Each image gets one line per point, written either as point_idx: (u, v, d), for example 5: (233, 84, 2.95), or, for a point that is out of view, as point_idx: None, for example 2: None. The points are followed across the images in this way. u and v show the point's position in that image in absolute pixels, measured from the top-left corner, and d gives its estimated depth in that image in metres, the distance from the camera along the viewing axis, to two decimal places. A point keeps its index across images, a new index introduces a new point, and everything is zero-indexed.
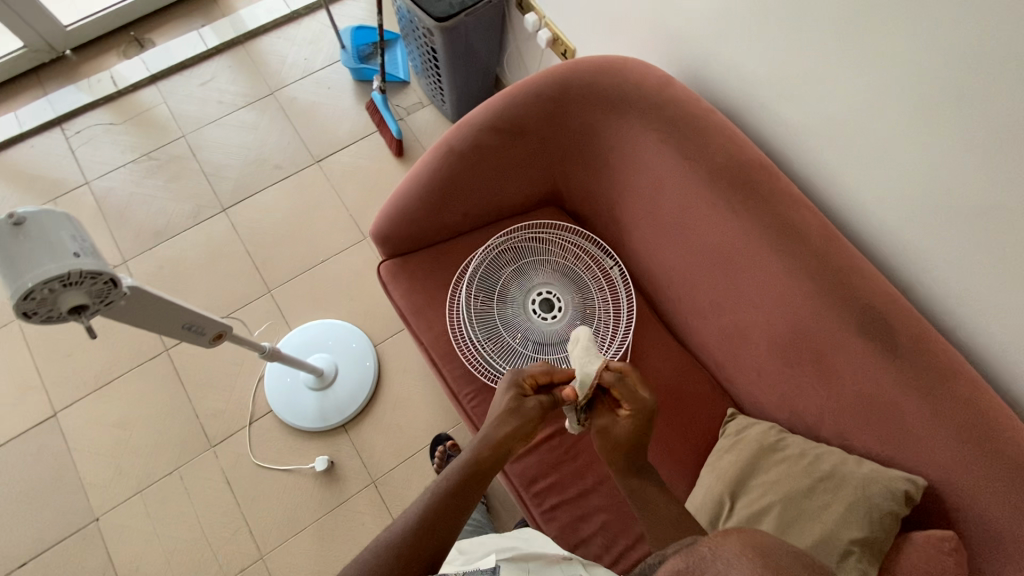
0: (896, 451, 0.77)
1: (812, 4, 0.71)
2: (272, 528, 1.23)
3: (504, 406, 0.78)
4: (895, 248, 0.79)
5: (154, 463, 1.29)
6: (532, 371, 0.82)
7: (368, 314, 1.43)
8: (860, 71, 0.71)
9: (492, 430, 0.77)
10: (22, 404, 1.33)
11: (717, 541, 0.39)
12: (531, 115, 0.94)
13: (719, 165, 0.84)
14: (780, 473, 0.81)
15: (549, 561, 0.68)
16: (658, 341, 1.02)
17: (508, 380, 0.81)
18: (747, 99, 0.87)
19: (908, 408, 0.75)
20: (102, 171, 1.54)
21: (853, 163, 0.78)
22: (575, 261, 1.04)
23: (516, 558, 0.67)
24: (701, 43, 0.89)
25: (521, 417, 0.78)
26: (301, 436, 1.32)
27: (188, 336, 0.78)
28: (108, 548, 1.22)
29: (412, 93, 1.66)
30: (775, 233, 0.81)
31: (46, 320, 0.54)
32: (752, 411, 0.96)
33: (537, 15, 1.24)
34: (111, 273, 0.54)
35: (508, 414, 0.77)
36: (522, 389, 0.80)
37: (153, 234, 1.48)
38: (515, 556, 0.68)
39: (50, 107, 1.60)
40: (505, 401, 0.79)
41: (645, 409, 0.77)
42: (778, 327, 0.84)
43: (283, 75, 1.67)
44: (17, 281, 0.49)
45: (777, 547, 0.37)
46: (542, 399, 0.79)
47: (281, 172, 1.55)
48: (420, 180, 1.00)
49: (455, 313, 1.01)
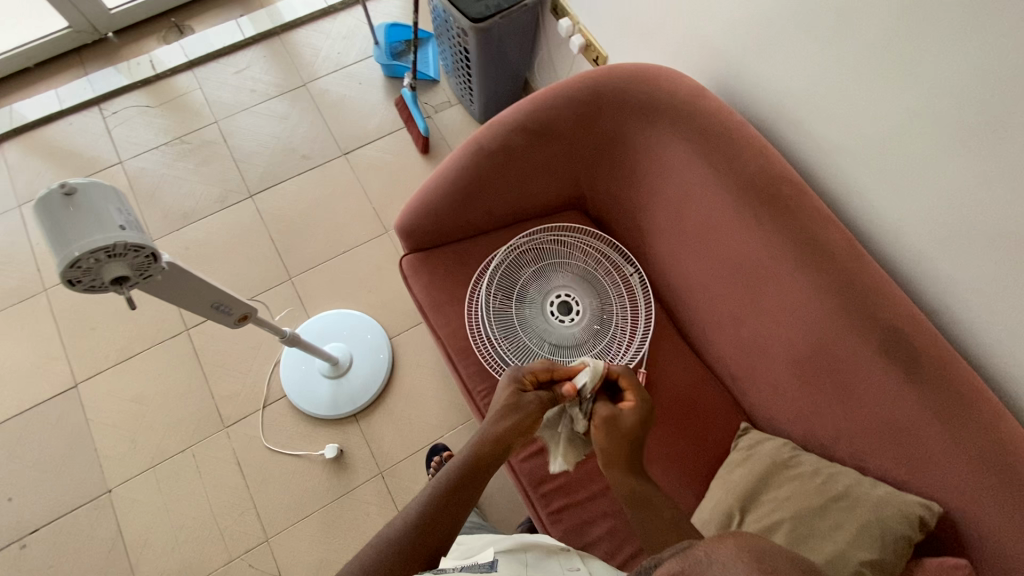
0: (912, 475, 0.76)
1: (853, 23, 0.71)
2: (279, 512, 1.25)
3: (505, 401, 0.81)
4: (921, 271, 0.79)
5: (169, 440, 1.31)
6: (533, 368, 0.85)
7: (385, 307, 1.45)
8: (897, 91, 0.70)
9: (490, 427, 0.80)
10: (45, 373, 1.36)
11: (713, 547, 0.39)
12: (562, 119, 0.95)
13: (748, 178, 0.84)
14: (792, 490, 0.80)
15: (547, 552, 0.69)
16: (674, 351, 1.02)
17: (509, 377, 0.84)
18: (778, 114, 0.88)
19: (928, 433, 0.74)
20: (135, 152, 1.58)
21: (883, 184, 0.77)
22: (595, 265, 1.05)
23: (514, 548, 0.68)
24: (736, 55, 0.90)
25: (521, 412, 0.80)
26: (313, 423, 1.33)
27: (215, 315, 0.80)
28: (119, 519, 1.24)
29: (441, 92, 1.68)
30: (801, 249, 0.81)
31: (89, 289, 0.56)
32: (765, 426, 0.95)
33: (572, 20, 1.27)
34: (153, 248, 0.56)
35: (507, 409, 0.80)
36: (522, 384, 0.83)
37: (181, 216, 1.51)
38: (513, 547, 0.69)
39: (89, 87, 1.64)
40: (506, 395, 0.82)
41: (648, 408, 0.82)
42: (798, 343, 0.84)
43: (316, 68, 1.69)
44: (65, 250, 0.51)
45: (773, 552, 0.38)
46: (542, 395, 0.82)
47: (309, 162, 1.58)
48: (448, 177, 1.01)
49: (474, 310, 1.02)
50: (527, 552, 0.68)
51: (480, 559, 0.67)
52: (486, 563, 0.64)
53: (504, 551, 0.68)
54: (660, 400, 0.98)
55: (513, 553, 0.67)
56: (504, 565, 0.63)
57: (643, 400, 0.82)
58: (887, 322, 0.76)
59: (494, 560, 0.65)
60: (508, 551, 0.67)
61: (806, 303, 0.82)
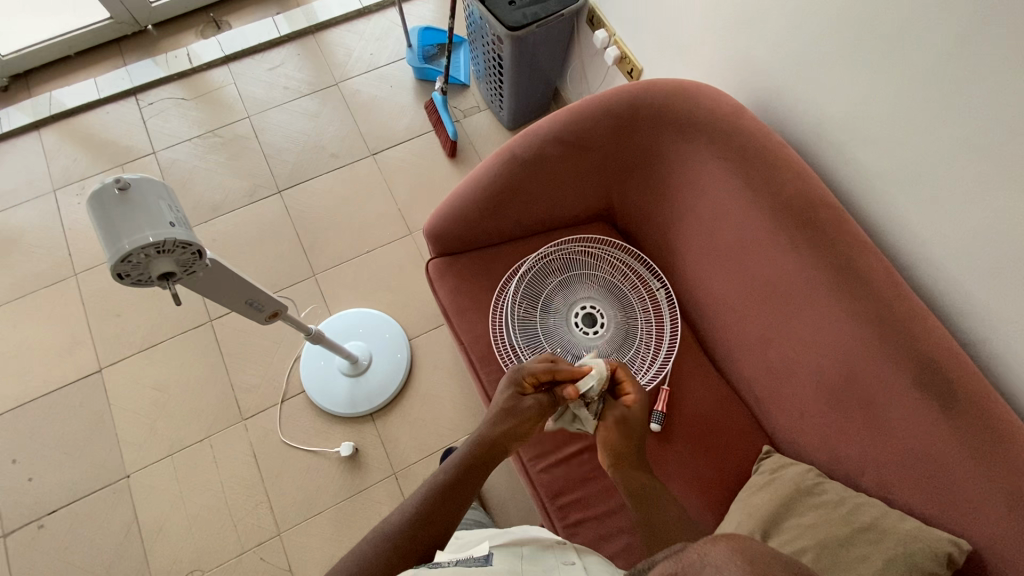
0: (940, 510, 0.75)
1: (901, 47, 0.70)
2: (292, 507, 1.26)
3: (502, 406, 0.85)
4: (958, 302, 0.77)
5: (187, 429, 1.32)
6: (532, 370, 0.87)
7: (405, 307, 1.45)
8: (943, 118, 0.69)
9: (488, 429, 0.84)
10: (71, 356, 1.39)
11: (707, 549, 0.38)
12: (598, 130, 0.95)
13: (784, 199, 0.83)
14: (817, 518, 0.79)
15: (542, 545, 0.69)
16: (698, 369, 1.01)
17: (510, 379, 0.87)
18: (817, 136, 0.87)
19: (959, 468, 0.73)
20: (168, 143, 1.61)
21: (923, 211, 0.76)
22: (621, 278, 1.04)
23: (509, 544, 0.67)
24: (777, 74, 0.89)
25: (516, 417, 0.84)
26: (329, 420, 1.34)
27: (248, 311, 0.81)
28: (135, 505, 1.26)
29: (471, 97, 1.69)
30: (836, 274, 0.80)
31: (136, 283, 0.57)
32: (787, 450, 0.94)
33: (607, 32, 1.28)
34: (199, 245, 0.57)
35: (504, 414, 0.84)
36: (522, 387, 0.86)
37: (210, 208, 1.53)
38: (509, 541, 0.69)
39: (127, 78, 1.68)
40: (503, 399, 0.85)
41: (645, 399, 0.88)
42: (827, 368, 0.83)
43: (348, 68, 1.71)
44: (117, 245, 0.52)
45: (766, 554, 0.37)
46: (541, 398, 0.86)
47: (337, 161, 1.60)
48: (479, 183, 1.02)
49: (498, 317, 1.02)
50: (524, 546, 0.68)
51: (475, 552, 0.66)
52: (482, 558, 0.63)
53: (499, 546, 0.67)
54: (682, 417, 0.97)
55: (508, 548, 0.66)
56: (500, 561, 0.62)
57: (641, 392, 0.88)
58: (923, 353, 0.75)
59: (490, 555, 0.64)
60: (504, 546, 0.66)
61: (839, 328, 0.81)
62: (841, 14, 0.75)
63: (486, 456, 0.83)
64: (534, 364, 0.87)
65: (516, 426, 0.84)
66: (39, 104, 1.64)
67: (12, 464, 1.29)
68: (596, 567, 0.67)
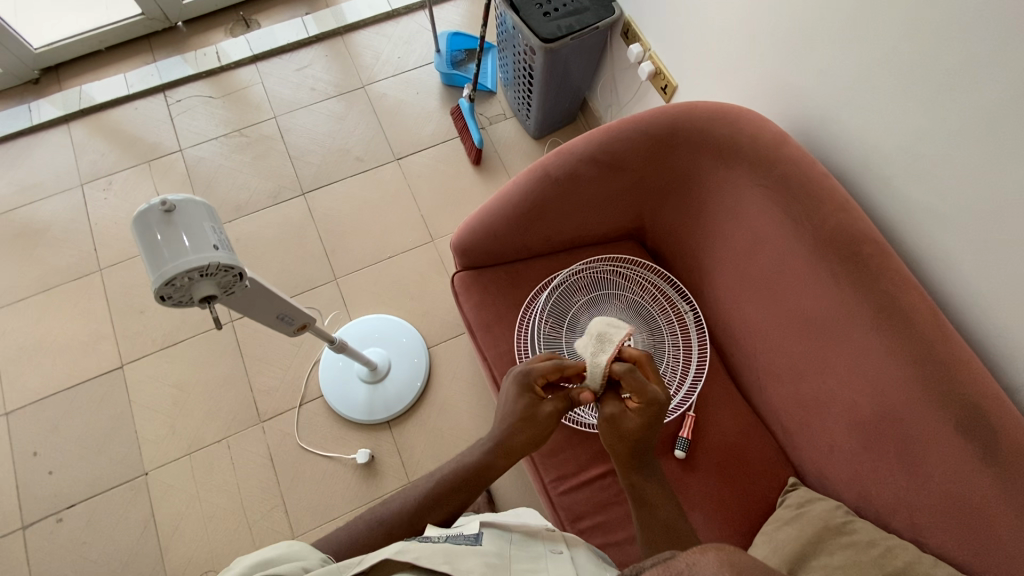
0: (977, 560, 0.72)
1: (957, 83, 0.68)
2: (306, 512, 1.26)
3: (521, 414, 0.83)
4: (1004, 344, 0.75)
5: (206, 429, 1.33)
6: (541, 370, 0.84)
7: (425, 315, 1.45)
8: (999, 156, 0.67)
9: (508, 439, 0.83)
10: (94, 351, 1.40)
11: (694, 557, 0.33)
12: (635, 152, 0.94)
13: (827, 232, 0.81)
14: (845, 559, 0.77)
15: (530, 532, 0.70)
16: (726, 395, 0.99)
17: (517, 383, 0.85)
18: (860, 165, 0.85)
19: (1000, 519, 0.70)
20: (195, 141, 1.61)
21: (971, 248, 0.74)
22: (650, 300, 1.03)
23: (499, 525, 0.69)
24: (820, 102, 0.87)
25: (536, 425, 0.83)
26: (346, 426, 1.34)
27: (278, 325, 0.81)
28: (153, 502, 1.26)
29: (497, 104, 1.68)
30: (879, 312, 0.78)
31: (177, 304, 0.57)
32: (815, 483, 0.92)
33: (642, 47, 1.26)
34: (240, 268, 0.57)
35: (524, 423, 0.83)
36: (531, 388, 0.83)
37: (234, 208, 1.54)
38: (498, 522, 0.70)
39: (156, 74, 1.68)
40: (521, 407, 0.83)
41: (654, 403, 0.77)
42: (863, 405, 0.82)
43: (375, 70, 1.71)
44: (161, 269, 0.52)
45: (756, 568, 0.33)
46: (557, 403, 0.83)
47: (362, 165, 1.59)
48: (510, 198, 1.01)
49: (523, 335, 1.01)
50: (513, 529, 0.69)
51: (465, 530, 0.68)
52: (472, 535, 0.65)
53: (489, 526, 0.68)
54: (707, 444, 0.95)
55: (497, 529, 0.68)
56: (489, 541, 0.64)
57: (644, 398, 0.76)
58: (969, 399, 0.72)
59: (480, 533, 0.66)
60: (493, 526, 0.68)
61: (879, 366, 0.79)
62: (893, 42, 0.73)
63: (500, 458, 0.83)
64: (540, 364, 0.85)
65: (538, 434, 0.83)
66: (70, 98, 1.65)
67: (32, 456, 1.30)
68: (583, 557, 0.68)
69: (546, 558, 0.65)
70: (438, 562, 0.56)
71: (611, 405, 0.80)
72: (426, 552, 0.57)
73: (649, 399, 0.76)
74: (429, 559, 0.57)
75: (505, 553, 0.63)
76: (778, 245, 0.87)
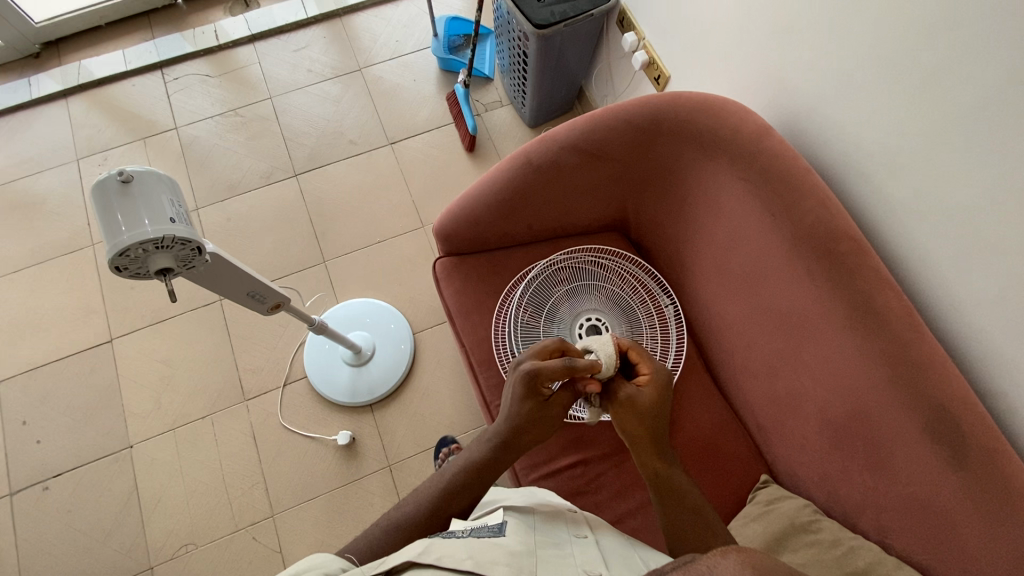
0: (938, 562, 0.71)
1: (943, 78, 0.66)
2: (286, 490, 1.27)
3: (529, 415, 0.79)
4: (982, 349, 0.73)
5: (191, 406, 1.34)
6: (551, 369, 0.77)
7: (412, 301, 1.45)
8: (979, 156, 0.65)
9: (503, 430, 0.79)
10: (84, 324, 1.41)
11: (715, 559, 0.33)
12: (617, 141, 0.93)
13: (805, 227, 0.80)
14: (808, 557, 0.76)
15: (553, 517, 0.70)
16: (701, 391, 0.98)
17: (523, 387, 0.78)
18: (847, 162, 0.83)
19: (964, 523, 0.69)
20: (191, 119, 1.61)
21: (952, 249, 0.72)
22: (630, 292, 1.02)
23: (524, 512, 0.69)
24: (807, 95, 0.86)
25: (542, 422, 0.80)
26: (330, 407, 1.35)
27: (250, 302, 0.82)
28: (137, 476, 1.28)
29: (493, 91, 1.67)
30: (852, 309, 0.77)
31: (135, 275, 0.61)
32: (787, 482, 0.91)
33: (637, 35, 1.24)
34: (198, 242, 0.60)
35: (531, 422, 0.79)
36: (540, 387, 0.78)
37: (228, 187, 1.54)
38: (521, 507, 0.70)
39: (154, 51, 1.69)
40: (529, 409, 0.79)
41: (663, 374, 0.82)
42: (833, 403, 0.81)
43: (373, 53, 1.70)
44: (116, 239, 0.55)
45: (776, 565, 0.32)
46: (564, 400, 0.81)
47: (355, 148, 1.59)
48: (493, 184, 1.00)
49: (501, 323, 1.01)
50: (535, 513, 0.69)
51: (490, 520, 0.67)
52: (496, 525, 0.64)
53: (512, 514, 0.67)
54: (681, 439, 0.94)
55: (520, 514, 0.68)
56: (514, 528, 0.63)
57: (656, 369, 0.82)
58: (938, 401, 0.71)
59: (504, 521, 0.65)
60: (518, 512, 0.68)
61: (850, 365, 0.78)
62: (879, 36, 0.72)
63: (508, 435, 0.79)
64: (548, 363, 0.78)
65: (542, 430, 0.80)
66: (69, 73, 1.66)
67: (21, 425, 1.32)
68: (608, 540, 0.68)
69: (570, 541, 0.65)
70: (462, 559, 0.53)
71: (623, 389, 0.80)
72: (449, 550, 0.54)
73: (660, 375, 0.82)
74: (452, 558, 0.53)
75: (530, 541, 0.60)
76: (756, 240, 0.86)
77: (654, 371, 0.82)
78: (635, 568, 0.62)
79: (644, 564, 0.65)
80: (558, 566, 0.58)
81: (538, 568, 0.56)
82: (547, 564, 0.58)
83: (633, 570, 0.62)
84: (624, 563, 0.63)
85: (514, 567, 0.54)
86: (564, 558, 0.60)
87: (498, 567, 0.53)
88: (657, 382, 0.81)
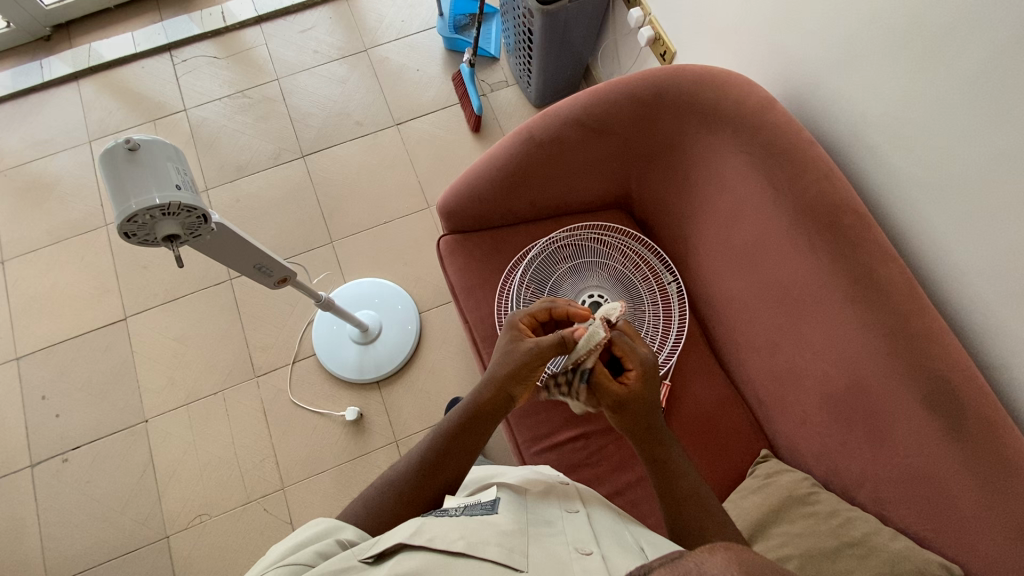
0: (935, 532, 0.71)
1: (946, 57, 0.66)
2: (297, 464, 1.30)
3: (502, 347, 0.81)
4: (987, 327, 0.73)
5: (204, 382, 1.38)
6: (533, 312, 0.84)
7: (418, 280, 1.47)
8: (982, 136, 0.65)
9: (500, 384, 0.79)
10: (99, 303, 1.45)
11: (703, 557, 0.35)
12: (620, 116, 0.93)
13: (807, 202, 0.80)
14: (805, 527, 0.77)
15: (545, 495, 0.70)
16: (703, 367, 0.99)
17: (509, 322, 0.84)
18: (852, 137, 0.82)
19: (962, 494, 0.69)
20: (199, 101, 1.63)
21: (953, 230, 0.72)
22: (632, 268, 1.03)
23: (516, 489, 0.69)
24: (810, 70, 0.85)
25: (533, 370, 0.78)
26: (337, 384, 1.37)
27: (257, 275, 0.84)
28: (152, 449, 1.32)
29: (500, 71, 1.66)
30: (854, 281, 0.77)
31: (144, 241, 0.64)
32: (787, 457, 0.92)
33: (643, 11, 1.23)
34: (204, 210, 0.63)
35: (503, 356, 0.79)
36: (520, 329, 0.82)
37: (236, 168, 1.56)
38: (514, 485, 0.71)
39: (162, 33, 1.70)
40: (503, 341, 0.81)
41: (648, 368, 0.76)
42: (834, 377, 0.81)
43: (378, 34, 1.70)
44: (124, 205, 0.57)
45: (762, 564, 0.34)
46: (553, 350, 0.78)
47: (361, 129, 1.60)
48: (495, 160, 1.00)
49: (505, 299, 1.01)
50: (528, 492, 0.70)
51: (483, 497, 0.68)
52: (489, 502, 0.65)
53: (505, 490, 0.68)
54: (681, 414, 0.95)
55: (513, 492, 0.68)
56: (506, 505, 0.64)
57: (644, 363, 0.76)
58: (938, 373, 0.71)
59: (497, 499, 0.66)
60: (510, 489, 0.69)
61: (850, 339, 0.78)
62: (884, 10, 0.71)
63: (502, 408, 0.78)
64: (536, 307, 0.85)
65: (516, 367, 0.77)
66: (79, 55, 1.68)
67: (41, 400, 1.37)
68: (599, 514, 0.69)
69: (563, 515, 0.66)
70: (453, 540, 0.54)
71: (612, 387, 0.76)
72: (441, 531, 0.56)
73: (647, 367, 0.76)
74: (443, 538, 0.55)
75: (522, 520, 0.61)
76: (759, 214, 0.86)
77: (640, 363, 0.76)
78: (626, 544, 0.63)
79: (635, 540, 0.65)
80: (548, 546, 0.59)
81: (529, 548, 0.57)
82: (537, 543, 0.58)
83: (624, 545, 0.62)
84: (614, 538, 0.63)
85: (506, 547, 0.55)
86: (555, 537, 0.61)
87: (490, 549, 0.54)
88: (641, 375, 0.76)
